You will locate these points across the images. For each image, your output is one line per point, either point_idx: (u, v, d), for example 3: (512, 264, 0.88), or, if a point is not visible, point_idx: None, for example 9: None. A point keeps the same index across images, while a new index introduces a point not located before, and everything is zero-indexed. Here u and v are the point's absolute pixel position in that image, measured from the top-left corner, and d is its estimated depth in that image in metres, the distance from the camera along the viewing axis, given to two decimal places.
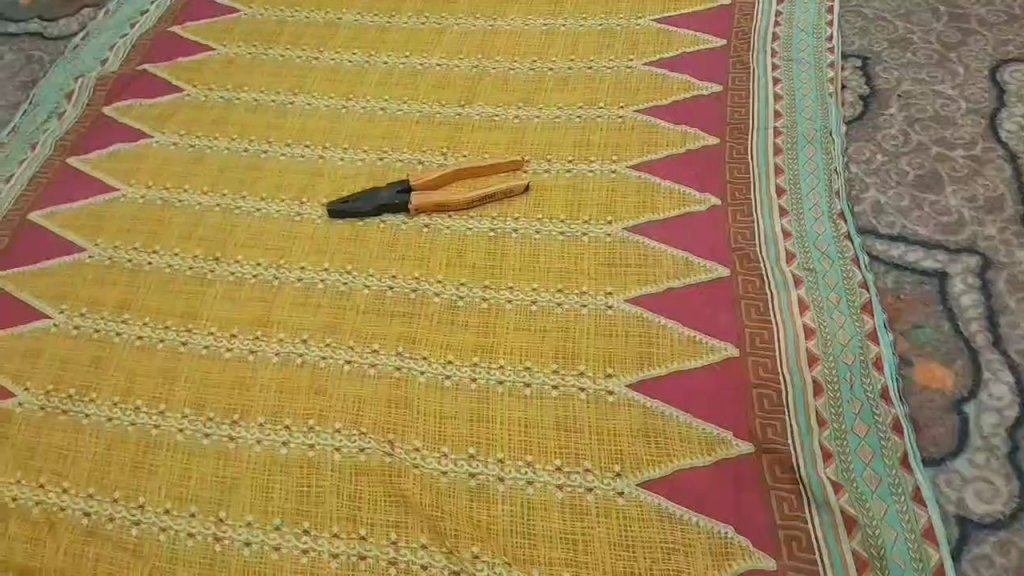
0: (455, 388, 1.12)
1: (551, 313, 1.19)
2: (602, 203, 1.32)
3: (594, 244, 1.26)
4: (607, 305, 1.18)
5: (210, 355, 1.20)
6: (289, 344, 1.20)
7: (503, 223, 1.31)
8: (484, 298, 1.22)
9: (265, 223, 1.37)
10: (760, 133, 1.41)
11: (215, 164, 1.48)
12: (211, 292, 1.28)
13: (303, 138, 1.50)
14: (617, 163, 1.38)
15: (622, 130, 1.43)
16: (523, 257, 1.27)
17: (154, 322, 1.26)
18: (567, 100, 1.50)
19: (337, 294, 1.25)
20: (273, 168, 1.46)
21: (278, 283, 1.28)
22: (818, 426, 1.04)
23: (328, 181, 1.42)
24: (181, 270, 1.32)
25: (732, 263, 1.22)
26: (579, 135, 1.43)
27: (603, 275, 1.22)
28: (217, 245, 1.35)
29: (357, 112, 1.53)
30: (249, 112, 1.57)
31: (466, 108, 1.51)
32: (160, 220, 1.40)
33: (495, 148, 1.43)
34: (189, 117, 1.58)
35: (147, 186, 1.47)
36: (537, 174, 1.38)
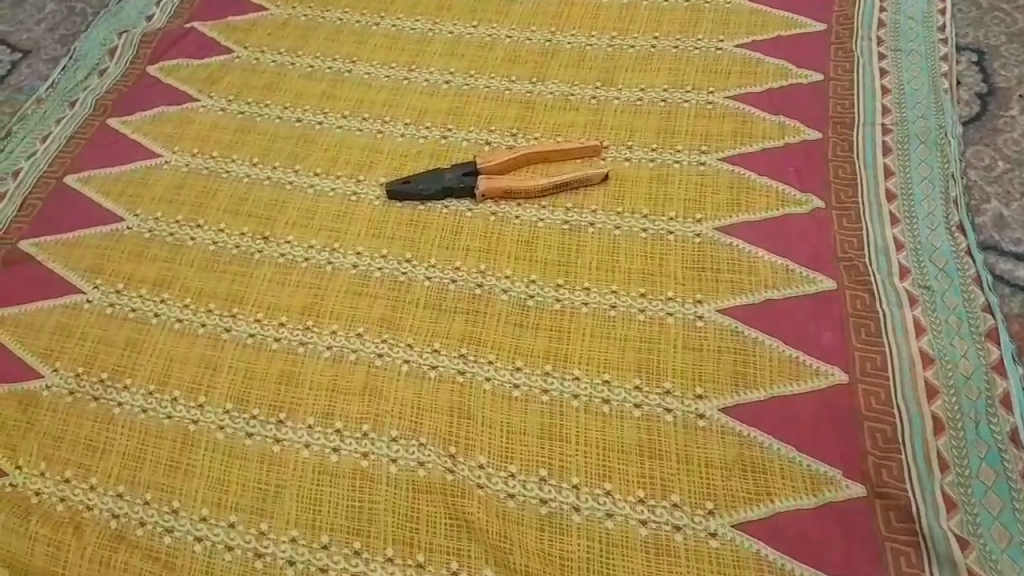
0: (524, 401, 1.00)
1: (632, 322, 1.06)
2: (690, 197, 1.19)
3: (682, 244, 1.13)
4: (696, 314, 1.06)
5: (256, 344, 1.09)
6: (342, 336, 1.09)
7: (580, 215, 1.19)
8: (557, 299, 1.10)
9: (318, 201, 1.26)
10: (867, 130, 1.26)
11: (264, 134, 1.37)
12: (257, 274, 1.18)
13: (361, 111, 1.39)
14: (707, 154, 1.24)
15: (712, 117, 1.29)
16: (601, 253, 1.14)
17: (195, 304, 1.16)
18: (651, 82, 1.36)
19: (396, 285, 1.14)
20: (328, 142, 1.35)
21: (330, 268, 1.17)
22: (939, 470, 0.92)
23: (386, 159, 1.31)
24: (226, 247, 1.22)
25: (839, 275, 1.09)
26: (663, 121, 1.30)
27: (692, 280, 1.09)
28: (265, 222, 1.24)
29: (419, 85, 1.41)
30: (303, 79, 1.46)
31: (538, 85, 1.38)
32: (205, 192, 1.30)
33: (571, 131, 1.31)
34: (239, 81, 1.47)
35: (192, 153, 1.36)
36: (617, 162, 1.25)
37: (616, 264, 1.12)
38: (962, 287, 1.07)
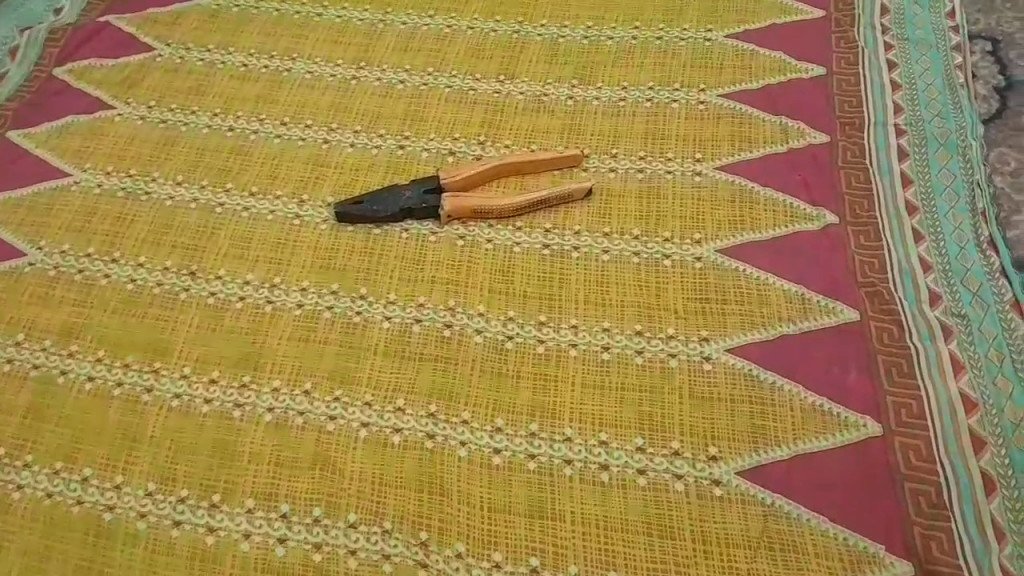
0: (507, 471, 0.85)
1: (629, 367, 0.91)
2: (687, 213, 1.04)
3: (680, 270, 0.98)
4: (703, 355, 0.91)
5: (185, 408, 0.93)
6: (287, 395, 0.92)
7: (562, 237, 1.03)
8: (539, 342, 0.94)
9: (255, 227, 1.08)
10: (878, 132, 1.13)
11: (191, 147, 1.19)
12: (185, 319, 1.00)
13: (303, 116, 1.20)
14: (703, 163, 1.09)
15: (704, 120, 1.15)
16: (589, 283, 0.98)
17: (111, 358, 0.98)
18: (634, 78, 1.21)
19: (349, 330, 0.97)
20: (266, 155, 1.16)
21: (271, 309, 1.00)
22: (996, 541, 0.79)
23: (335, 174, 1.13)
24: (148, 285, 1.04)
25: (861, 303, 0.95)
26: (650, 125, 1.14)
27: (695, 314, 0.94)
28: (193, 255, 1.06)
29: (370, 85, 1.23)
30: (235, 81, 1.27)
31: (507, 84, 1.21)
32: (121, 219, 1.11)
33: (547, 137, 1.14)
34: (161, 84, 1.27)
35: (106, 171, 1.17)
36: (600, 174, 1.09)
37: (607, 296, 0.97)
38: (1001, 314, 0.93)
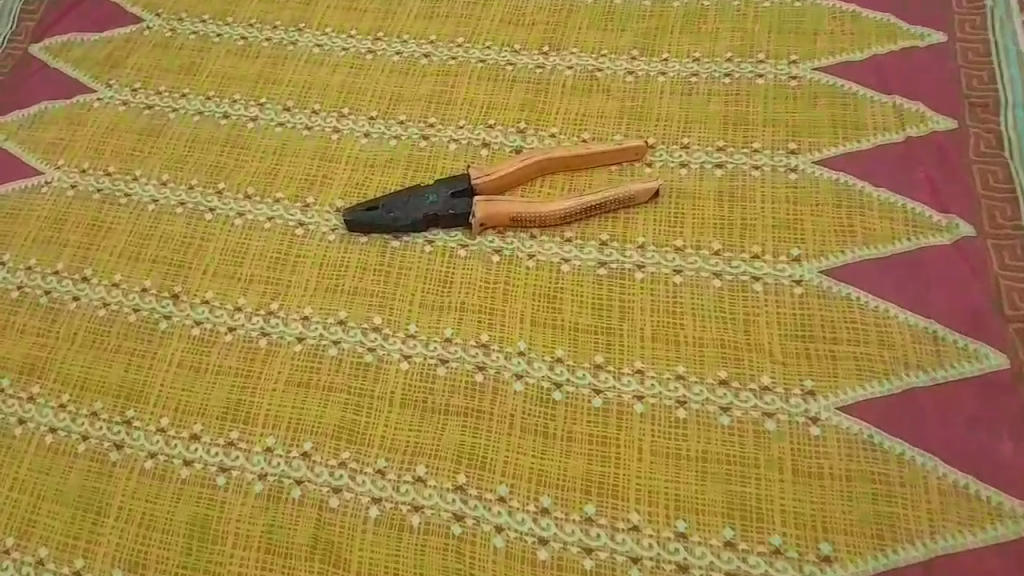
0: (557, 570, 0.67)
1: (712, 431, 0.71)
2: (780, 222, 0.83)
3: (774, 298, 0.78)
4: (809, 415, 0.72)
5: (159, 471, 0.76)
6: (281, 458, 0.75)
7: (622, 253, 0.83)
8: (595, 392, 0.74)
9: (250, 239, 0.90)
10: (1018, 114, 0.89)
11: (179, 137, 1.00)
12: (164, 356, 0.83)
13: (309, 100, 1.01)
14: (798, 156, 0.88)
15: (797, 100, 0.93)
16: (658, 314, 0.78)
17: (77, 403, 0.81)
18: (708, 48, 0.99)
19: (359, 372, 0.79)
20: (265, 148, 0.98)
21: (265, 343, 0.82)
22: None
23: (346, 171, 0.94)
24: (122, 311, 0.87)
25: (1012, 346, 0.74)
26: (730, 107, 0.93)
27: (796, 358, 0.75)
28: (177, 273, 0.88)
29: (389, 60, 1.03)
30: (232, 57, 1.07)
31: (552, 57, 1.00)
32: (95, 227, 0.94)
33: (601, 123, 0.94)
34: (149, 62, 1.09)
35: (82, 168, 0.99)
36: (668, 170, 0.88)
37: (682, 329, 0.77)
38: None
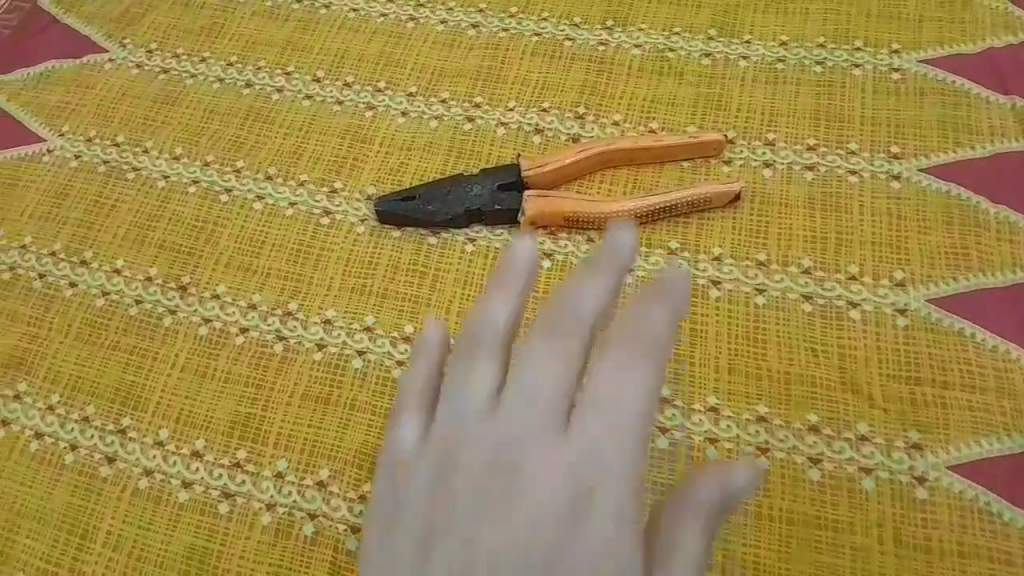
0: None
1: (800, 485, 0.62)
2: (882, 239, 0.72)
3: (875, 329, 0.68)
4: (914, 474, 0.62)
5: (155, 493, 0.66)
6: (293, 487, 0.65)
7: (695, 265, 0.72)
8: (660, 431, 0.65)
9: (270, 226, 0.80)
10: None
11: (197, 107, 0.90)
12: (167, 357, 0.73)
13: (342, 71, 0.90)
14: (902, 163, 0.76)
15: (900, 96, 0.81)
16: (739, 338, 0.68)
17: (66, 407, 0.72)
18: (796, 30, 0.86)
19: (387, 390, 0.69)
20: (290, 123, 0.87)
21: (281, 349, 0.72)
22: None
23: (379, 153, 0.83)
24: (122, 302, 0.77)
25: None
26: (822, 100, 0.81)
27: (900, 404, 0.65)
28: (186, 261, 0.78)
29: (432, 29, 0.92)
30: (258, 17, 0.96)
31: (618, 34, 0.88)
32: (97, 204, 0.84)
33: (673, 111, 0.82)
34: (167, 19, 0.98)
35: (88, 136, 0.89)
36: (750, 170, 0.77)
37: (767, 358, 0.67)
38: None
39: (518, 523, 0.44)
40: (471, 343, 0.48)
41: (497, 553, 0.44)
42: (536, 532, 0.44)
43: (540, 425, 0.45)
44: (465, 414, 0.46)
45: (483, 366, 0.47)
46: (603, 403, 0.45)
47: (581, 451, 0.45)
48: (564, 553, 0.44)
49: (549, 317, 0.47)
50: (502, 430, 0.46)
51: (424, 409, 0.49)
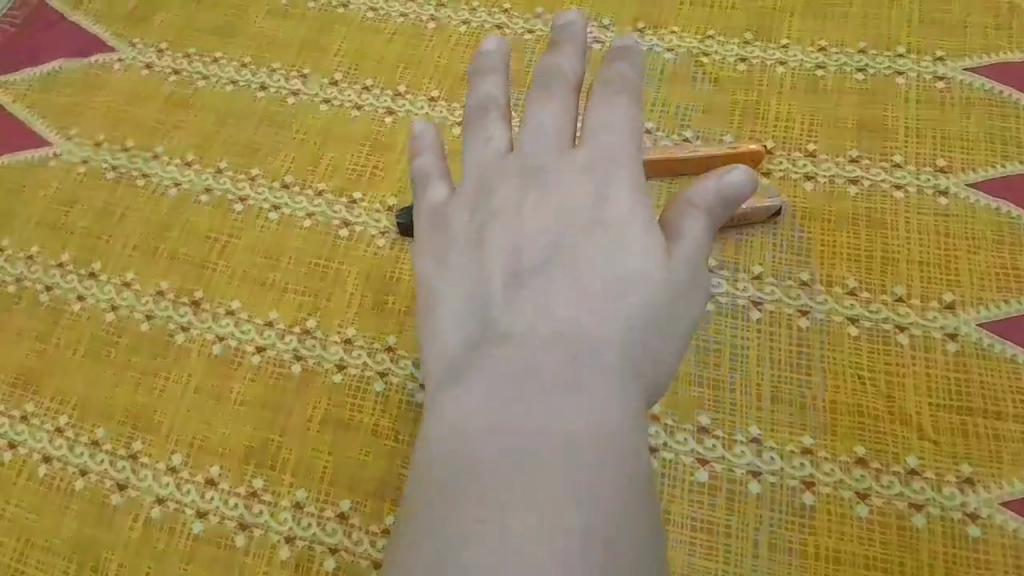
0: None
1: (847, 522, 0.59)
2: (930, 258, 0.69)
3: (924, 355, 0.65)
4: (966, 510, 0.59)
5: (168, 523, 0.64)
6: (312, 518, 0.62)
7: (734, 285, 0.69)
8: (700, 463, 0.62)
9: (287, 238, 0.76)
10: None
11: (209, 111, 0.86)
12: (179, 377, 0.70)
13: (360, 74, 0.87)
14: (949, 177, 0.73)
15: (947, 105, 0.77)
16: (781, 365, 0.65)
17: (76, 429, 0.69)
18: (837, 34, 0.82)
19: (409, 414, 0.65)
20: (306, 129, 0.83)
21: (299, 370, 0.69)
22: None
23: (400, 162, 0.80)
24: (133, 318, 0.74)
25: None
26: (865, 109, 0.77)
27: (951, 436, 0.61)
28: (199, 275, 0.75)
29: (454, 31, 0.88)
30: (272, 16, 0.92)
31: (649, 37, 0.84)
32: (106, 213, 0.80)
33: (707, 120, 0.78)
34: (178, 17, 0.94)
35: (96, 141, 0.86)
36: (790, 183, 0.74)
37: (811, 387, 0.64)
38: None
39: (563, 274, 0.41)
40: (479, 115, 0.49)
41: (544, 312, 0.40)
42: (560, 237, 0.42)
43: (555, 140, 0.46)
44: (481, 164, 0.47)
45: (493, 125, 0.48)
46: (602, 105, 0.46)
47: (599, 143, 0.45)
48: (614, 259, 0.41)
49: (537, 83, 0.48)
50: (524, 155, 0.46)
51: (456, 204, 0.47)
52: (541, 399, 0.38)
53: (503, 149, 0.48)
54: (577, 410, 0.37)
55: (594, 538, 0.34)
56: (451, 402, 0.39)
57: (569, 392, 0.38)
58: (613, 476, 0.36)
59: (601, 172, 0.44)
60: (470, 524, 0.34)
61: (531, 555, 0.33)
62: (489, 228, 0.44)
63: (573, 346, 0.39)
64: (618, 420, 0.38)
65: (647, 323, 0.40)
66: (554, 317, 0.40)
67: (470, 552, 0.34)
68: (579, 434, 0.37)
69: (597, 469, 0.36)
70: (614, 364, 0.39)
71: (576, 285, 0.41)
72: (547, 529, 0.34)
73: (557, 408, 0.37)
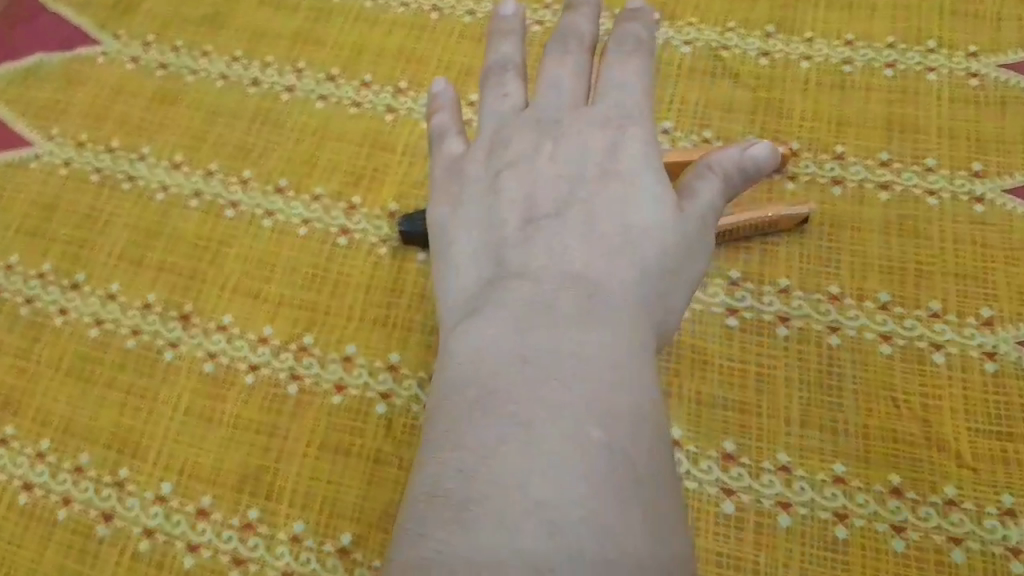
0: None
1: (883, 558, 0.55)
2: (967, 269, 0.64)
3: (961, 375, 0.60)
4: (1009, 545, 0.55)
5: (157, 557, 0.60)
6: (311, 553, 0.58)
7: (759, 298, 0.64)
8: (724, 494, 0.58)
9: (281, 247, 0.72)
10: None
11: (198, 108, 0.81)
12: (168, 398, 0.66)
13: (358, 69, 0.82)
14: (986, 182, 0.68)
15: (981, 104, 0.72)
16: (809, 385, 0.61)
17: (58, 454, 0.65)
18: (863, 27, 0.77)
19: (413, 440, 0.61)
20: (301, 128, 0.79)
21: (295, 391, 0.65)
22: None
23: (401, 164, 0.75)
24: (118, 333, 0.69)
25: None
26: (895, 108, 0.73)
27: (991, 462, 0.57)
28: (188, 287, 0.71)
29: (457, 22, 0.83)
30: (264, 7, 0.87)
31: (664, 29, 0.79)
32: (89, 219, 0.76)
33: (728, 119, 0.74)
34: (165, 7, 0.88)
35: (79, 141, 0.81)
36: (817, 188, 0.69)
37: (841, 409, 0.60)
38: None
39: (575, 215, 0.44)
40: (496, 78, 0.53)
41: (557, 254, 0.42)
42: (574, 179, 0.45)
43: (568, 103, 0.50)
44: (497, 119, 0.51)
45: (511, 83, 0.52)
46: (617, 62, 0.50)
47: (610, 102, 0.49)
48: (626, 204, 0.43)
49: (552, 39, 0.53)
50: (539, 113, 0.50)
51: (470, 152, 0.50)
52: (554, 330, 0.38)
53: (518, 105, 0.51)
54: (596, 344, 0.37)
55: (605, 469, 0.33)
56: (465, 330, 0.40)
57: (585, 323, 0.38)
58: (629, 415, 0.35)
59: (613, 125, 0.47)
60: (479, 446, 0.34)
61: (541, 477, 0.33)
62: (506, 176, 0.47)
63: (586, 279, 0.40)
64: (633, 360, 0.37)
65: (658, 269, 0.42)
66: (567, 258, 0.41)
67: (478, 470, 0.33)
68: (597, 375, 0.36)
69: (615, 419, 0.35)
70: (628, 307, 0.39)
71: (589, 221, 0.43)
72: (560, 455, 0.33)
73: (575, 339, 0.37)
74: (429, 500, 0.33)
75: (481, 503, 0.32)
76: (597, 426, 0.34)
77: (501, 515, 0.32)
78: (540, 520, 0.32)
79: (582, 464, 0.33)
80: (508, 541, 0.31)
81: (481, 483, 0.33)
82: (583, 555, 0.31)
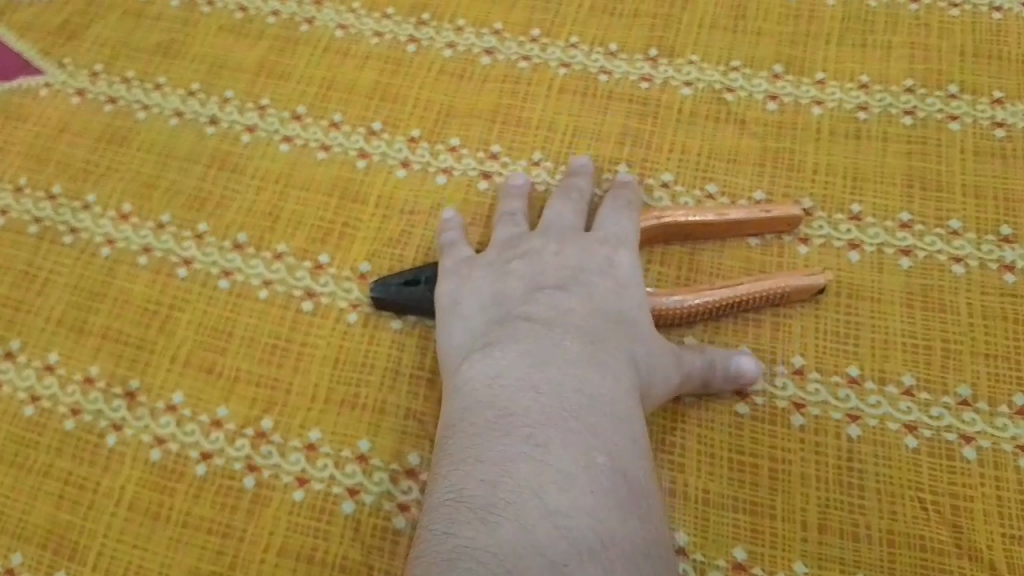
0: None
1: None
2: (998, 350, 0.59)
3: (994, 475, 0.55)
4: None
5: None
6: None
7: (769, 380, 0.59)
8: None
9: (239, 312, 0.65)
10: None
11: (150, 149, 0.74)
12: (109, 490, 0.59)
13: (327, 106, 0.74)
14: (1016, 248, 0.62)
15: (1010, 158, 0.66)
16: (828, 484, 0.55)
17: None
18: (880, 67, 0.71)
19: (383, 545, 0.55)
20: (264, 173, 0.71)
21: (251, 485, 0.58)
22: None
23: (373, 217, 0.68)
24: (56, 412, 0.62)
25: None
26: (916, 161, 0.66)
27: None
28: (134, 359, 0.63)
29: (437, 55, 0.75)
30: (225, 33, 0.79)
31: (664, 67, 0.73)
32: (26, 277, 0.68)
33: (733, 170, 0.67)
34: (116, 32, 0.80)
35: (17, 185, 0.73)
36: (831, 252, 0.63)
37: (864, 512, 0.54)
38: None
39: (577, 295, 0.54)
40: (508, 218, 0.63)
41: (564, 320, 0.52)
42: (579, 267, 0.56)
43: (572, 224, 0.62)
44: (511, 232, 0.62)
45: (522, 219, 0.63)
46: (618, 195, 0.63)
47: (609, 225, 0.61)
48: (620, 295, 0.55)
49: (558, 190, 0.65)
50: (547, 227, 0.61)
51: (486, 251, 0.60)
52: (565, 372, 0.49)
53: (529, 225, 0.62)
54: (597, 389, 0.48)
55: (607, 489, 0.43)
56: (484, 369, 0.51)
57: (585, 374, 0.49)
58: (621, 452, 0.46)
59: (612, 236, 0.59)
60: (499, 462, 0.44)
61: (554, 490, 0.42)
62: (517, 263, 0.58)
63: (585, 338, 0.51)
64: (624, 410, 0.48)
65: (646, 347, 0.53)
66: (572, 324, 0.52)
67: (502, 482, 0.43)
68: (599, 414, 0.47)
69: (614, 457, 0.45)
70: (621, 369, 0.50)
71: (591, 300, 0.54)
72: (569, 474, 0.43)
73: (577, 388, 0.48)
74: (457, 505, 0.43)
75: (504, 509, 0.41)
76: (600, 454, 0.45)
77: (521, 516, 0.41)
78: (555, 522, 0.41)
79: (585, 481, 0.43)
80: (529, 535, 0.40)
81: (505, 492, 0.42)
82: (587, 546, 0.41)
